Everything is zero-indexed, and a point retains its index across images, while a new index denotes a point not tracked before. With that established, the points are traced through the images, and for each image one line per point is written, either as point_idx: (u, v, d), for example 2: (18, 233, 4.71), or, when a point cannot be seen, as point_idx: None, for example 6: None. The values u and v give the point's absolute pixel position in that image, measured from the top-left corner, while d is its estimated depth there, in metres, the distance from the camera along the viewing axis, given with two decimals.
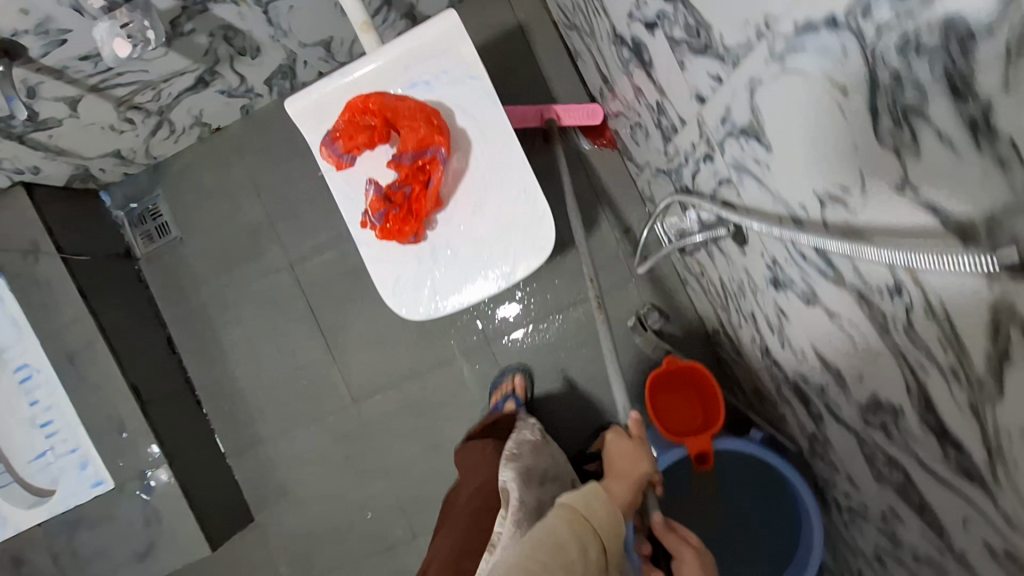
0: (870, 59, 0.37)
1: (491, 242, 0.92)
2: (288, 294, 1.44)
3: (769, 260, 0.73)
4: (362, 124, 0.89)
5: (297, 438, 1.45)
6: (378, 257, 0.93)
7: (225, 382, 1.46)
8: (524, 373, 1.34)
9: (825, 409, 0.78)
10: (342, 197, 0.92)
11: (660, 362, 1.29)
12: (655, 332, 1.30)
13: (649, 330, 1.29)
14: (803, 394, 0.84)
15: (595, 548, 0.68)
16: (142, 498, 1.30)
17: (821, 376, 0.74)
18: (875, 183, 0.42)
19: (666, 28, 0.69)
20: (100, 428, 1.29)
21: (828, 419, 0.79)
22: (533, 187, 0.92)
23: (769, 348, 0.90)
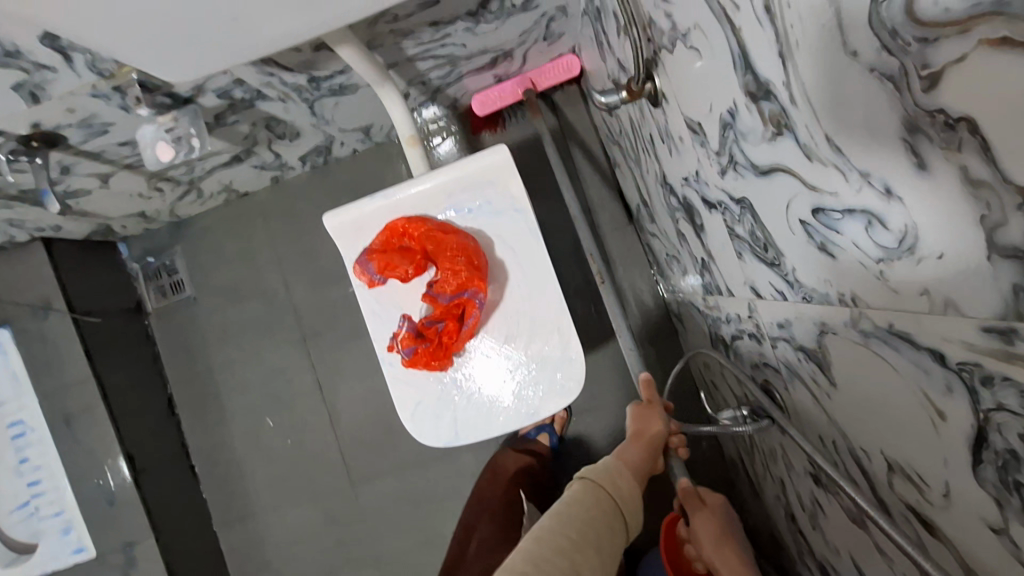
0: (981, 417, 0.35)
1: (519, 377, 0.90)
2: (296, 365, 1.40)
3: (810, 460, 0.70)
4: (400, 249, 0.87)
5: (289, 514, 1.40)
6: (402, 380, 0.90)
7: (222, 447, 1.42)
8: (566, 407, 1.34)
9: None
10: (371, 315, 0.90)
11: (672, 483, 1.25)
12: None
13: None
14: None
15: (620, 522, 0.76)
16: (122, 571, 1.25)
17: None
18: (965, 505, 0.40)
19: (727, 218, 0.67)
20: (89, 494, 1.25)
21: None
22: (568, 326, 0.89)
23: (797, 520, 0.86)
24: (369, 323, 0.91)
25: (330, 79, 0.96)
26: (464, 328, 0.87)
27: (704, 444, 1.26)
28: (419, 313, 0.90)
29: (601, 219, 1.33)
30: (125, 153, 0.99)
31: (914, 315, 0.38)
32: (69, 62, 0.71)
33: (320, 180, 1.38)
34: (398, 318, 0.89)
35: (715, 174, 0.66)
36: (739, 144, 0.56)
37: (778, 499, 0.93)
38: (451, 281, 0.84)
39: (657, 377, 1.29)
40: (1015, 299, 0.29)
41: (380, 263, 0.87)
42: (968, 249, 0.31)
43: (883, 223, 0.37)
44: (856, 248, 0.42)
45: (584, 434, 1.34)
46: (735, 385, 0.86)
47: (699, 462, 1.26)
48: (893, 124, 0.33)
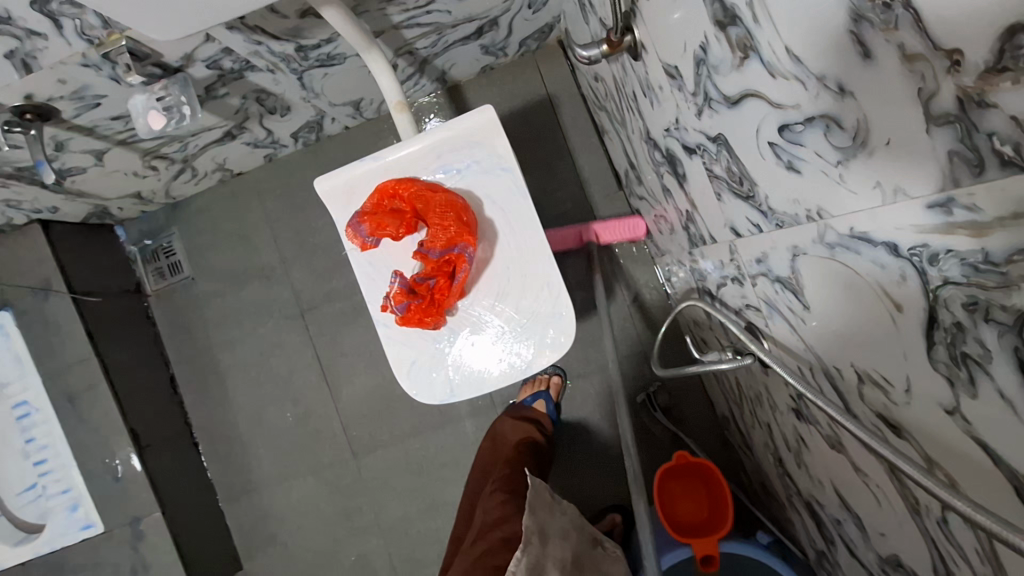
0: (931, 298, 0.37)
1: (511, 333, 0.92)
2: (294, 341, 1.42)
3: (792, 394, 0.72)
4: (391, 209, 0.89)
5: (293, 488, 1.42)
6: (397, 339, 0.93)
7: (224, 424, 1.44)
8: (561, 374, 1.36)
9: (840, 539, 0.77)
10: (365, 276, 0.92)
11: (667, 443, 1.28)
12: (662, 412, 1.28)
13: (657, 410, 1.28)
14: (818, 516, 0.82)
15: None
16: (131, 544, 1.27)
17: (841, 512, 0.73)
18: (924, 395, 0.42)
19: (705, 160, 0.69)
20: (95, 471, 1.27)
21: (841, 547, 0.78)
22: (557, 282, 0.91)
23: (785, 462, 0.88)
24: (363, 285, 0.93)
25: (317, 48, 0.98)
26: (455, 285, 0.89)
27: (698, 404, 1.29)
28: (411, 272, 0.92)
29: (591, 188, 1.35)
30: (119, 128, 1.01)
31: (870, 210, 0.40)
32: (59, 28, 0.73)
33: (313, 158, 1.39)
34: (391, 277, 0.91)
35: (692, 117, 0.68)
36: (711, 80, 0.57)
37: (767, 445, 0.95)
38: (440, 237, 0.86)
39: (650, 341, 1.31)
40: (952, 166, 0.31)
41: (371, 223, 0.89)
42: (910, 128, 0.33)
43: (839, 125, 0.39)
44: (817, 157, 0.44)
45: (580, 399, 1.36)
46: (721, 332, 0.88)
47: (693, 423, 1.28)
48: (841, 19, 0.35)
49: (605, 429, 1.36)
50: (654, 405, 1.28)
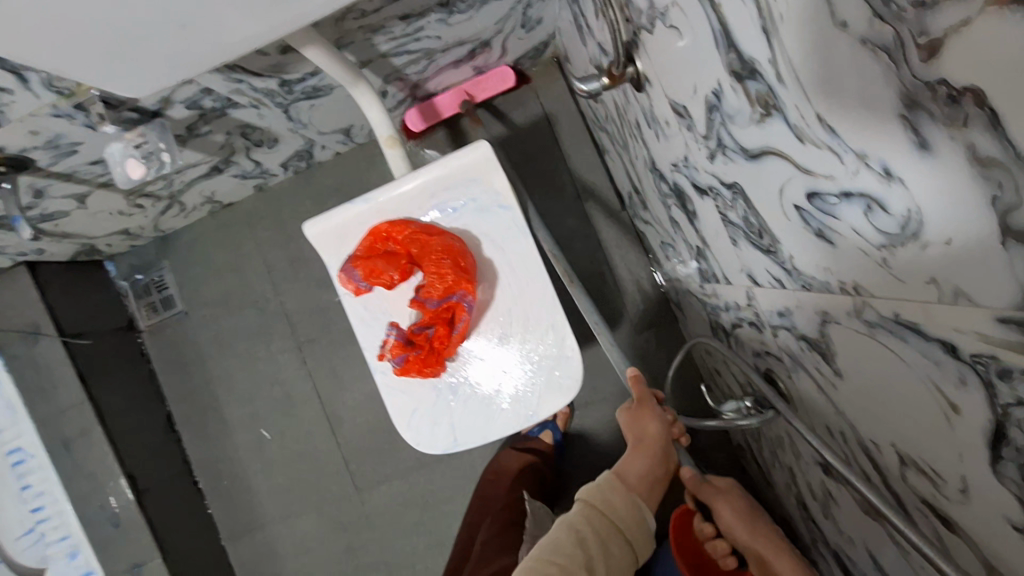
0: (999, 412, 0.32)
1: (515, 378, 0.87)
2: (293, 374, 1.38)
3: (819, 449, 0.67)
4: (385, 253, 0.85)
5: (297, 524, 1.39)
6: (396, 388, 0.88)
7: (224, 461, 1.40)
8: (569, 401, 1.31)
9: None
10: (359, 323, 0.87)
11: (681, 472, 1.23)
12: None
13: None
14: (846, 567, 0.78)
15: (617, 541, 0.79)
16: None
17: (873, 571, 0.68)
18: (986, 503, 0.37)
19: (719, 204, 0.64)
20: (93, 518, 1.23)
21: None
22: (562, 324, 0.86)
23: (808, 507, 0.84)
24: (357, 332, 0.88)
25: (302, 81, 0.93)
26: (455, 332, 0.84)
27: (712, 431, 1.24)
28: (408, 318, 0.87)
29: (593, 208, 1.30)
30: (98, 171, 0.96)
31: (921, 304, 0.35)
32: (24, 81, 0.68)
33: (304, 186, 1.35)
34: (388, 325, 0.86)
35: (703, 159, 0.63)
36: (726, 127, 0.52)
37: (789, 487, 0.91)
38: (437, 286, 0.81)
39: (659, 366, 1.27)
40: None
41: (365, 270, 0.84)
42: (979, 234, 0.28)
43: (883, 207, 0.34)
44: (855, 233, 0.39)
45: (588, 427, 1.32)
46: (738, 373, 0.83)
47: (707, 450, 1.23)
48: (888, 101, 0.30)
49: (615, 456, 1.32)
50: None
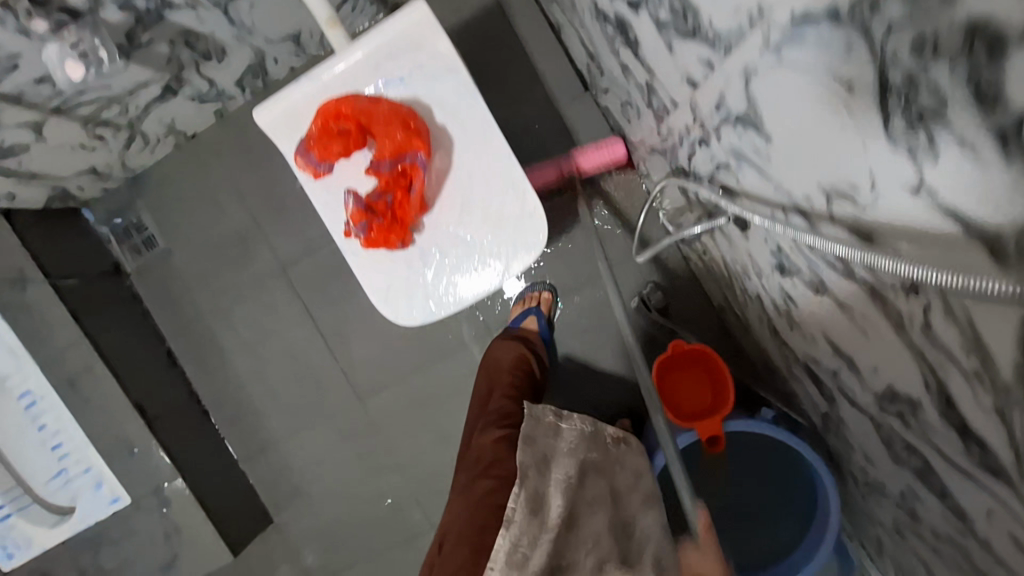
0: (879, 59, 0.33)
1: (481, 241, 0.89)
2: (283, 298, 1.40)
3: (774, 247, 0.69)
4: (337, 131, 0.84)
5: (308, 439, 1.45)
6: (368, 266, 0.90)
7: (231, 388, 1.45)
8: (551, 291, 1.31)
9: (838, 391, 0.77)
10: (323, 206, 0.89)
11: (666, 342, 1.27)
12: (660, 312, 1.26)
13: (654, 311, 1.26)
14: (814, 375, 0.82)
15: None
16: (160, 511, 1.31)
17: (833, 360, 0.72)
18: (889, 185, 0.39)
19: (650, 9, 0.64)
20: (111, 448, 1.29)
21: (841, 400, 0.78)
22: (522, 182, 0.87)
23: (778, 329, 0.87)
24: (322, 215, 0.90)
25: None
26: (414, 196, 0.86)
27: (695, 299, 1.26)
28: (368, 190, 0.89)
29: (556, 93, 1.28)
30: (48, 93, 0.96)
31: None
32: None
33: None
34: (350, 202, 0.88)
35: None
36: None
37: (762, 320, 0.94)
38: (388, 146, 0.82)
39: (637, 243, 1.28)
40: None
41: (321, 149, 0.85)
42: None
43: None
44: None
45: (575, 314, 1.36)
46: (698, 205, 0.84)
47: (690, 318, 1.26)
48: None
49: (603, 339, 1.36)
50: (649, 305, 1.27)
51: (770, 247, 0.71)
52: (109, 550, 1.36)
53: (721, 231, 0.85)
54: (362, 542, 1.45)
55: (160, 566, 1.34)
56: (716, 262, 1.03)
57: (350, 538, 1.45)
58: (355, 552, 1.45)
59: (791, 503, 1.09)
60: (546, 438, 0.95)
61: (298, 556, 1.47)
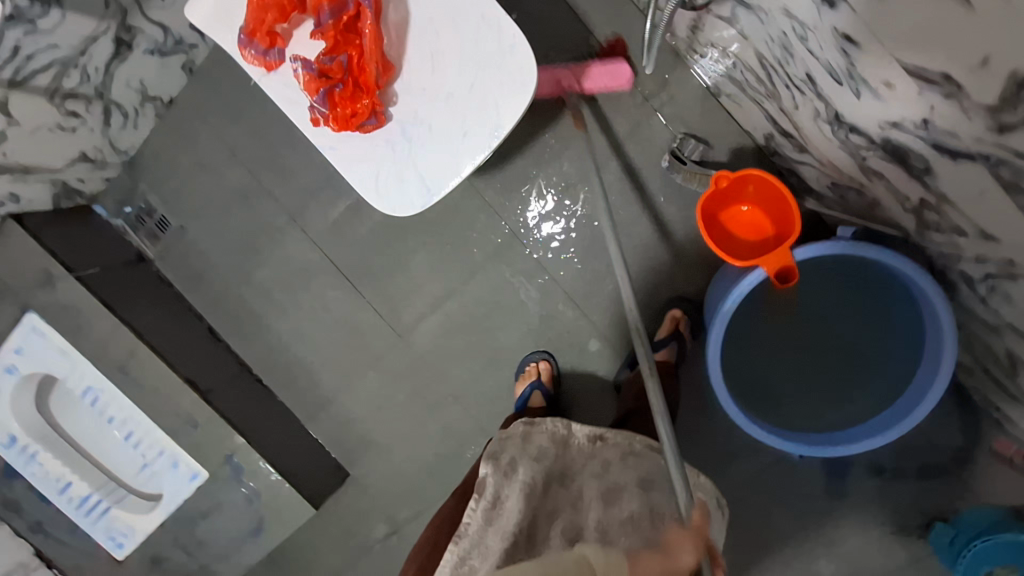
0: None
1: (463, 95, 0.77)
2: (299, 249, 1.35)
3: None
4: (274, 5, 0.75)
5: (360, 388, 1.41)
6: (349, 157, 0.80)
7: (275, 352, 1.43)
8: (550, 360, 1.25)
9: (930, 150, 0.61)
10: (284, 101, 0.79)
11: None
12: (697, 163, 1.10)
13: (689, 163, 1.10)
14: (890, 147, 0.67)
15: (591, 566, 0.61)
16: (235, 479, 1.32)
17: (912, 103, 0.58)
18: None
19: None
20: (175, 426, 1.31)
21: (938, 162, 0.61)
22: (492, 12, 0.75)
23: (835, 111, 0.72)
24: (286, 113, 0.80)
25: None
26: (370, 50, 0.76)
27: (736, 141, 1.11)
28: None
29: None
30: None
31: None
32: None
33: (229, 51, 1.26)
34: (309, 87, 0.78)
35: None
36: None
37: (820, 112, 0.77)
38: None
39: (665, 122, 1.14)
40: None
41: (265, 35, 0.76)
42: None
43: None
44: None
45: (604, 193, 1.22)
46: None
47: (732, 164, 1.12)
48: None
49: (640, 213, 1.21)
50: (683, 159, 1.10)
51: None
52: (200, 525, 1.39)
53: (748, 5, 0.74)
54: (437, 480, 1.41)
55: (250, 531, 1.37)
56: (751, 69, 0.90)
57: (425, 477, 1.42)
58: (433, 490, 1.42)
59: (895, 336, 0.93)
60: (514, 446, 0.97)
61: (379, 503, 1.46)
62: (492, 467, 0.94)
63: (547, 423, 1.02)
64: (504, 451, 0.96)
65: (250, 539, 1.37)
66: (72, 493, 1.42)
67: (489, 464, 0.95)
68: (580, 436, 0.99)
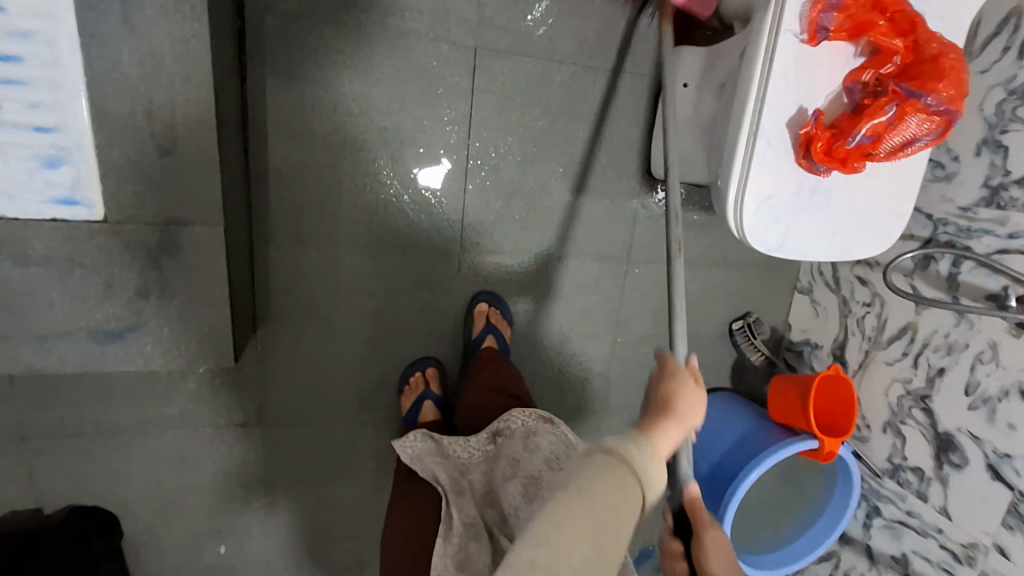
0: None
1: (857, 216, 0.84)
2: (448, 77, 1.05)
3: (978, 339, 0.99)
4: (868, 19, 0.72)
5: (365, 258, 1.10)
6: (769, 163, 0.78)
7: (300, 142, 1.02)
8: (436, 367, 1.16)
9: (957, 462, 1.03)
10: (782, 77, 0.75)
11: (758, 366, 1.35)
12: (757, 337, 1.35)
13: (754, 336, 1.35)
14: (930, 441, 1.07)
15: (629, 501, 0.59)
16: (148, 255, 0.82)
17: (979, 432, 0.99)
18: None
19: None
20: (128, 123, 0.76)
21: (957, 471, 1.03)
22: (913, 189, 0.85)
23: (905, 392, 1.12)
24: (769, 85, 0.76)
25: None
26: (883, 134, 0.74)
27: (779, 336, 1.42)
28: (825, 100, 0.77)
29: None
30: None
31: None
32: None
33: None
34: (814, 100, 0.76)
35: None
36: None
37: (908, 383, 1.11)
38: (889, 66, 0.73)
39: (757, 308, 1.39)
40: None
41: (836, 33, 0.73)
42: None
43: None
44: None
45: (701, 286, 1.34)
46: (909, 280, 1.10)
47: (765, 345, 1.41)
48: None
49: (704, 323, 1.37)
50: (752, 334, 1.35)
51: (972, 335, 1.00)
52: None
53: (890, 309, 1.15)
54: (363, 403, 1.18)
55: (91, 333, 0.83)
56: (827, 319, 1.31)
57: (353, 392, 1.16)
58: (347, 409, 1.17)
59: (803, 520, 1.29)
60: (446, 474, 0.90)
61: (271, 381, 1.11)
62: (456, 511, 0.84)
63: (448, 447, 0.96)
64: (440, 478, 0.88)
65: (81, 342, 0.83)
66: None
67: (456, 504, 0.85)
68: (483, 449, 0.94)
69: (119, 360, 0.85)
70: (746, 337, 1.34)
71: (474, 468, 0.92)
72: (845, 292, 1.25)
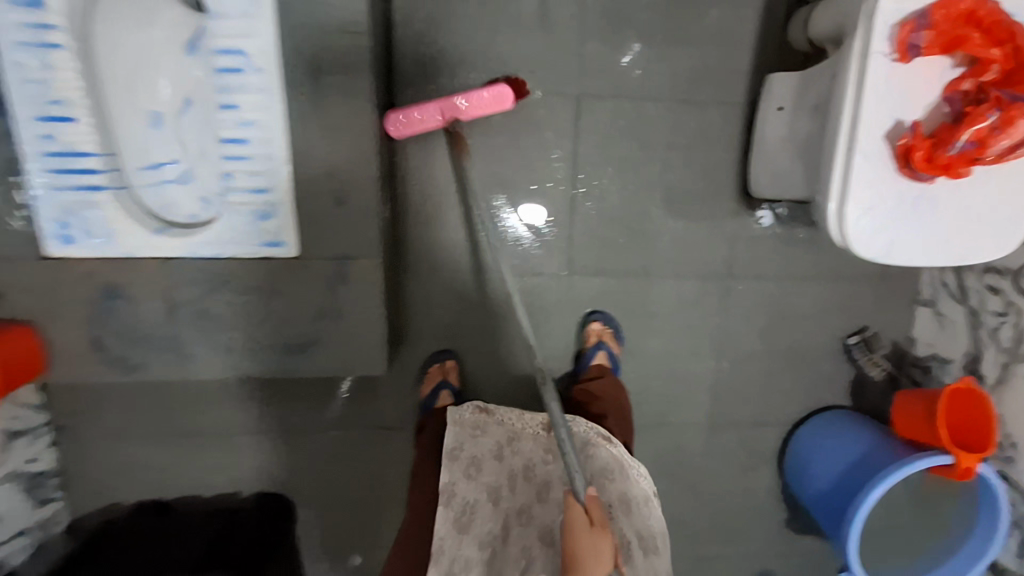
0: None
1: (973, 220, 0.85)
2: (555, 123, 1.20)
3: None
4: (961, 34, 0.76)
5: (488, 282, 1.26)
6: (868, 175, 0.83)
7: (434, 187, 1.22)
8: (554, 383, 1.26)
9: None
10: (875, 95, 0.80)
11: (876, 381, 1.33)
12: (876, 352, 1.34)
13: (872, 352, 1.33)
14: None
15: None
16: (327, 284, 1.03)
17: None
18: None
19: None
20: (316, 182, 0.98)
21: None
22: None
23: None
24: (862, 104, 0.81)
25: None
26: (989, 138, 0.78)
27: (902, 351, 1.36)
28: (924, 112, 0.81)
29: None
30: None
31: None
32: None
33: None
34: (911, 114, 0.80)
35: None
36: None
37: None
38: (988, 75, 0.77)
39: (875, 322, 1.35)
40: None
41: (929, 50, 0.78)
42: None
43: None
44: None
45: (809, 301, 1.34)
46: None
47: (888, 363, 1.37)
48: None
49: (816, 337, 1.35)
50: (870, 349, 1.33)
51: None
52: (220, 296, 1.02)
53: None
54: None
55: (285, 346, 1.06)
56: (956, 332, 1.24)
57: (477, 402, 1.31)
58: None
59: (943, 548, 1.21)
60: (471, 442, 1.03)
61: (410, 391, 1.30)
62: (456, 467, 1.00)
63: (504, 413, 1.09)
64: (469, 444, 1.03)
65: (278, 353, 1.06)
66: (61, 136, 0.94)
67: (451, 468, 1.00)
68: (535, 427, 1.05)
69: (304, 369, 1.07)
70: (862, 351, 1.33)
71: (523, 438, 1.05)
72: (975, 302, 1.20)
